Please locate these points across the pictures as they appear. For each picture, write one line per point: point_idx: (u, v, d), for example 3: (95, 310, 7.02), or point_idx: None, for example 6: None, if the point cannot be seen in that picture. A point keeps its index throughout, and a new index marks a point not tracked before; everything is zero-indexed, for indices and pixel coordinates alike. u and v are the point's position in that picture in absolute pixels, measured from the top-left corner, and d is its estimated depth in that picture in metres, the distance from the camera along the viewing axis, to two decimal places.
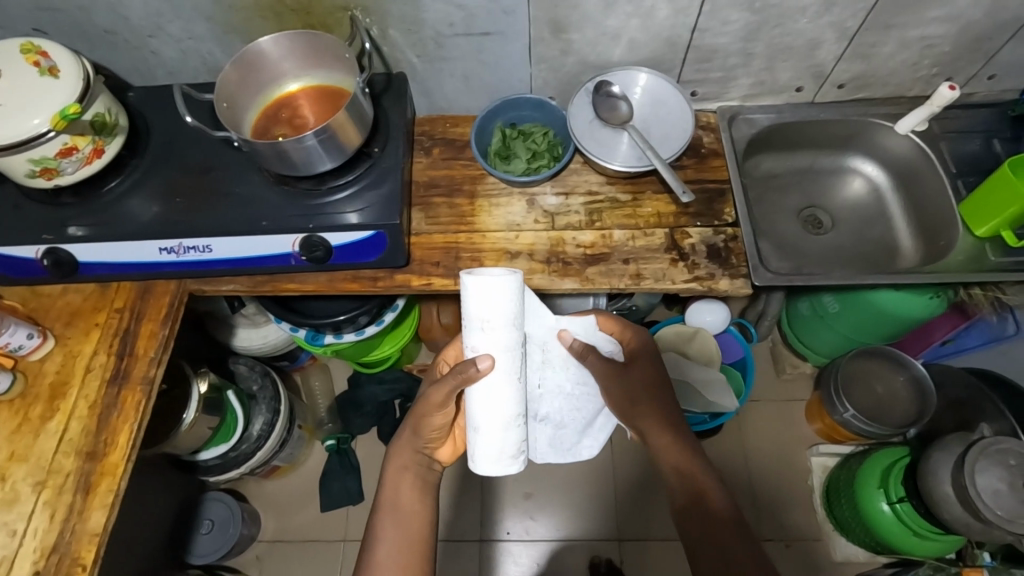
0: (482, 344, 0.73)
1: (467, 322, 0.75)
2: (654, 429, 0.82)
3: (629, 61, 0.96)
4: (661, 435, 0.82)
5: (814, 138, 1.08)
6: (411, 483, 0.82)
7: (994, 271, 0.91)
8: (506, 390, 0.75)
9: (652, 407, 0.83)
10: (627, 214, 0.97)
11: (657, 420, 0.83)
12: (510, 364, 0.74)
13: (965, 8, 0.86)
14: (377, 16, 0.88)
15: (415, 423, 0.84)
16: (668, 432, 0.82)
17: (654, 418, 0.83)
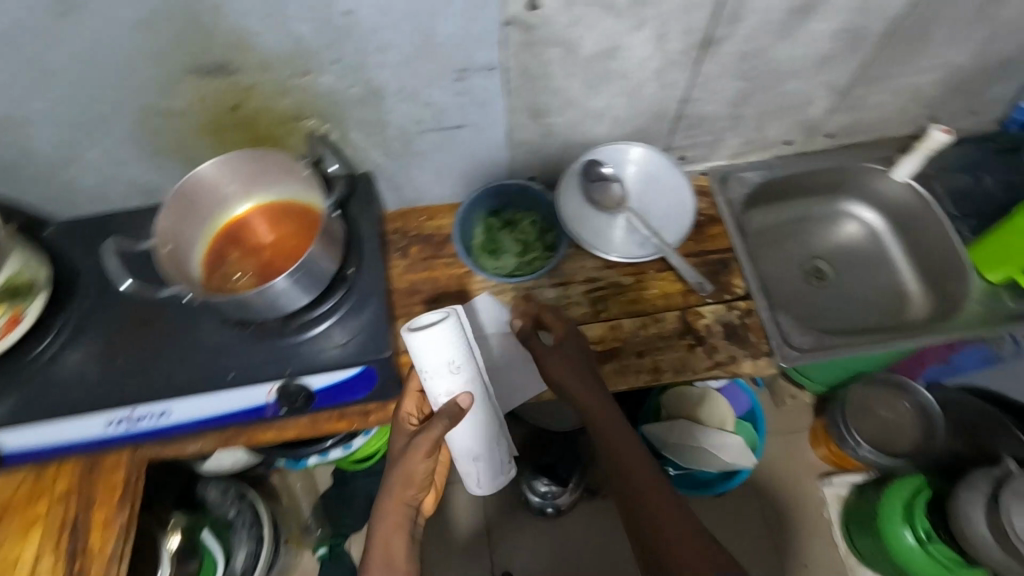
0: (453, 383, 0.67)
1: (427, 372, 0.66)
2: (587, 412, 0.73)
3: (615, 136, 0.88)
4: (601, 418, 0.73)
5: (806, 187, 1.03)
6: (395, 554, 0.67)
7: (1013, 320, 0.88)
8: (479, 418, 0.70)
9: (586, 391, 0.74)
10: (632, 299, 0.89)
11: (599, 400, 0.74)
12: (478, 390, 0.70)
13: (955, 55, 0.83)
14: (335, 122, 0.76)
15: (404, 477, 0.67)
16: (611, 417, 0.73)
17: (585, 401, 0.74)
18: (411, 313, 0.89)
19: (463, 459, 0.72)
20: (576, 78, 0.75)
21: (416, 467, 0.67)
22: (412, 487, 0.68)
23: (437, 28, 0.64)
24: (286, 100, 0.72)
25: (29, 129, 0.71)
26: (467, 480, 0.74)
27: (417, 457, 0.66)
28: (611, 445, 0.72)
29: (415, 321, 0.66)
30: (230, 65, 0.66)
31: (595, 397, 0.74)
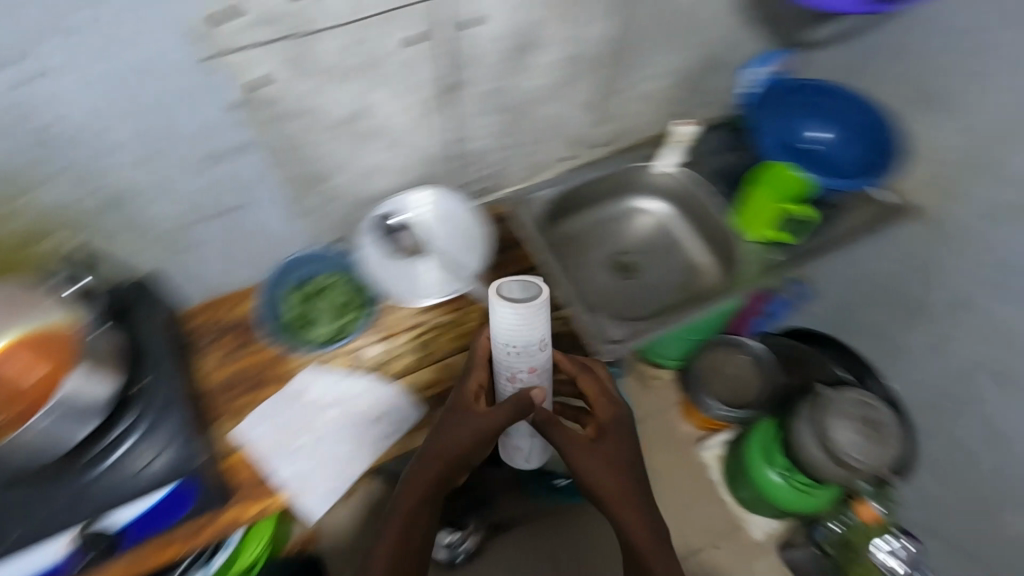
0: (534, 360, 0.72)
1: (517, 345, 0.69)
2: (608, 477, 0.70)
3: (401, 184, 0.91)
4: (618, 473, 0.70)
5: (595, 194, 1.13)
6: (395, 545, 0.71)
7: (780, 269, 1.02)
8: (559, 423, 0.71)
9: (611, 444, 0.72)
10: (456, 336, 0.90)
11: (618, 444, 0.72)
12: (540, 378, 0.74)
13: (670, 62, 0.96)
14: (87, 231, 0.71)
15: (435, 452, 0.70)
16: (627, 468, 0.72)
17: (599, 460, 0.70)
18: (231, 410, 0.83)
19: (518, 437, 0.84)
20: (338, 141, 0.77)
21: (450, 453, 0.69)
22: (440, 460, 0.69)
23: None
24: (19, 221, 0.66)
25: None
26: (514, 453, 0.86)
27: (465, 436, 0.69)
28: (620, 501, 0.70)
29: (502, 288, 0.69)
30: None
31: (612, 447, 0.72)
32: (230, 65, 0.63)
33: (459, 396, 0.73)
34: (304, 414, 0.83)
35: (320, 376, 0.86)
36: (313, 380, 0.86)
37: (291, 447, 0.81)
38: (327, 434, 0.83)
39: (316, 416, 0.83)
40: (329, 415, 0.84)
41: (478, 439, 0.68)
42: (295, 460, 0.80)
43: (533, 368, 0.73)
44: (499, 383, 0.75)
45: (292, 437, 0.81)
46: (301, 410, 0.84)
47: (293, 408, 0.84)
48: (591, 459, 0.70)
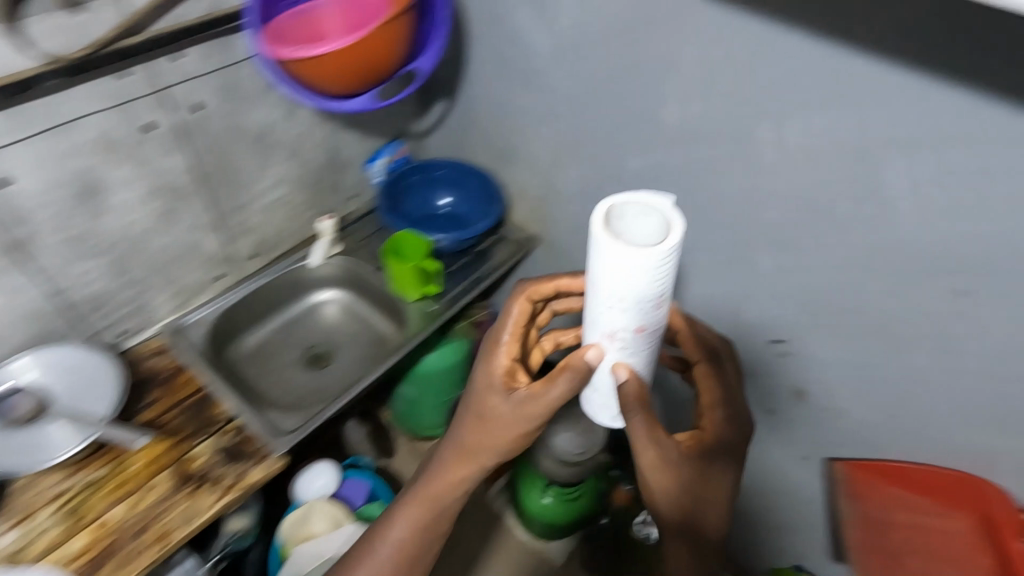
0: (639, 320, 0.52)
1: (595, 290, 0.52)
2: (669, 480, 0.63)
3: (9, 351, 0.86)
4: (681, 492, 0.64)
5: (269, 301, 1.19)
6: (424, 532, 0.67)
7: (440, 316, 1.15)
8: (648, 408, 0.58)
9: (693, 465, 0.64)
10: (113, 488, 0.85)
11: (716, 465, 0.66)
12: (639, 347, 0.56)
13: (283, 172, 1.09)
14: None
15: (452, 473, 0.66)
16: (696, 488, 0.65)
17: (673, 473, 0.63)
18: None
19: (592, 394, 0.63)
20: None
21: (485, 455, 0.64)
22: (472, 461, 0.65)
23: None
24: None
25: None
26: (598, 408, 0.64)
27: (501, 432, 0.62)
28: (671, 533, 0.68)
29: (617, 206, 0.50)
30: None
31: (685, 463, 0.64)
32: None
33: (490, 373, 0.63)
34: None
35: None
36: None
37: None
38: None
39: None
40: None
41: (514, 440, 0.63)
42: None
43: (640, 329, 0.54)
44: (586, 333, 0.58)
45: None
46: None
47: None
48: (661, 473, 0.63)
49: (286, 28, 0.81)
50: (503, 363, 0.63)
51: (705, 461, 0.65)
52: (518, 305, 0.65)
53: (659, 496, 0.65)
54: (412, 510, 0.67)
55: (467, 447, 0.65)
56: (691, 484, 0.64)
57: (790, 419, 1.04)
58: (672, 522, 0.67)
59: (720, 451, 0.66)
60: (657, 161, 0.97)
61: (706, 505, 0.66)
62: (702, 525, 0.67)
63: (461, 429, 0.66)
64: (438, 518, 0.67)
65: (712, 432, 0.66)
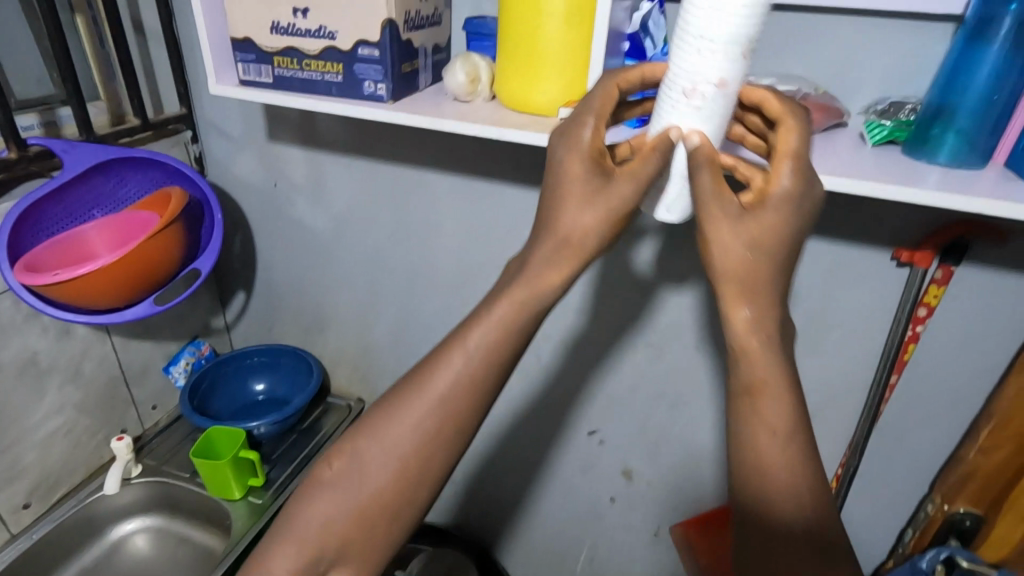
0: (728, 67, 0.47)
1: (684, 32, 0.47)
2: (737, 260, 0.48)
3: None
4: (747, 270, 0.48)
5: (54, 553, 1.01)
6: (447, 402, 0.50)
7: (268, 509, 1.07)
8: (717, 172, 0.49)
9: (773, 220, 0.47)
10: None
11: (782, 225, 0.48)
12: (720, 108, 0.49)
13: (61, 400, 1.00)
14: None
15: (519, 297, 0.51)
16: (754, 288, 0.48)
17: (737, 237, 0.48)
18: None
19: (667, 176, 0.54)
20: None
21: (591, 229, 0.51)
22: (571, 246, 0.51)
23: None
24: None
25: None
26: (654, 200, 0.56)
27: (579, 211, 0.50)
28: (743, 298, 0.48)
29: None
30: None
31: (760, 228, 0.48)
32: None
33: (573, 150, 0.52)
34: None
35: None
36: None
37: None
38: None
39: None
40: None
41: (598, 208, 0.50)
42: None
43: (724, 88, 0.48)
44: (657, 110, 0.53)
45: None
46: None
47: None
48: (730, 231, 0.48)
49: (43, 258, 0.84)
50: (589, 135, 0.52)
51: (784, 216, 0.48)
52: (603, 92, 0.53)
53: (725, 274, 0.48)
54: (448, 368, 0.50)
55: (544, 243, 0.51)
56: (763, 249, 0.48)
57: (631, 493, 1.16)
58: (747, 300, 0.48)
59: (793, 214, 0.48)
60: (445, 303, 1.10)
61: (740, 326, 0.49)
62: (752, 341, 0.49)
63: (547, 218, 0.52)
64: (473, 378, 0.51)
65: (804, 190, 0.48)
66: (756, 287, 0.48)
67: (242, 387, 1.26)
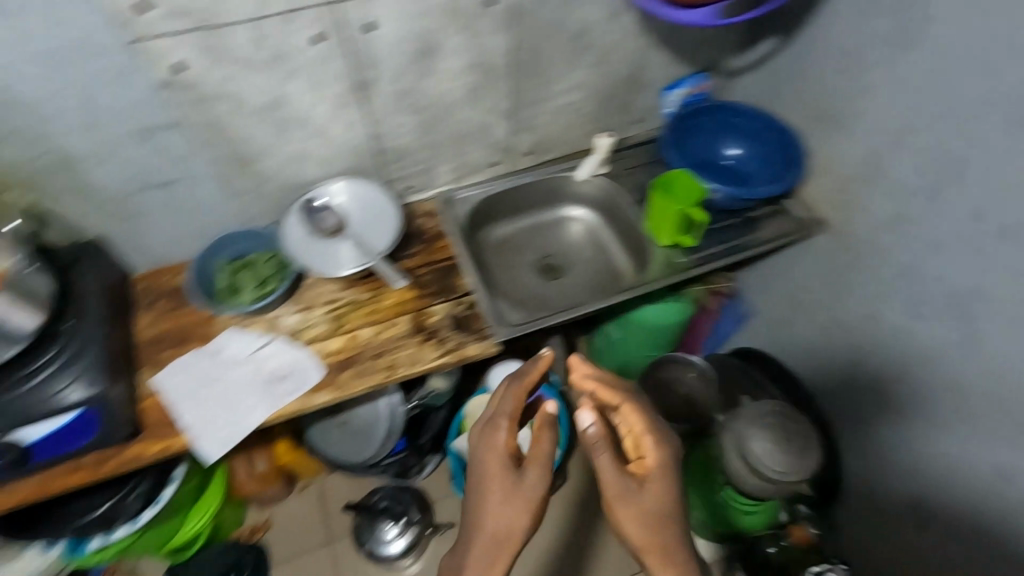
0: None
1: None
2: (645, 532, 0.63)
3: (329, 174, 1.01)
4: (662, 537, 0.63)
5: (528, 200, 1.22)
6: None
7: (686, 271, 1.08)
8: (611, 449, 0.66)
9: (660, 492, 0.65)
10: (369, 311, 0.99)
11: (659, 494, 0.65)
12: None
13: (586, 77, 1.07)
14: (42, 191, 0.84)
15: (509, 498, 0.64)
16: (675, 555, 0.63)
17: (643, 511, 0.64)
18: (157, 360, 0.93)
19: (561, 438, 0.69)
20: (261, 128, 0.89)
21: (516, 508, 0.64)
22: (518, 511, 0.64)
23: (97, 97, 0.76)
24: None
25: None
26: None
27: (494, 499, 0.64)
28: (653, 551, 0.63)
29: None
30: None
31: (655, 495, 0.65)
32: (146, 48, 0.73)
33: (492, 448, 0.68)
34: (213, 367, 0.92)
35: (236, 341, 0.95)
36: (231, 345, 0.94)
37: (206, 401, 0.90)
38: (234, 379, 0.92)
39: (228, 376, 0.92)
40: (243, 369, 0.93)
41: (514, 507, 0.64)
42: (204, 412, 0.89)
43: None
44: None
45: (217, 392, 0.90)
46: (221, 368, 0.92)
47: (214, 371, 0.92)
48: (648, 504, 0.64)
49: None
50: (503, 439, 0.68)
51: (670, 508, 0.65)
52: (511, 396, 0.71)
53: (621, 521, 0.64)
54: (520, 511, 0.64)
55: (472, 513, 0.65)
56: (657, 512, 0.64)
57: None
58: (660, 555, 0.63)
59: (672, 477, 0.66)
60: None
61: (634, 531, 0.64)
62: (654, 560, 0.63)
63: (474, 508, 0.65)
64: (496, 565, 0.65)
65: (670, 460, 0.68)
66: (667, 543, 0.63)
67: (717, 142, 1.17)
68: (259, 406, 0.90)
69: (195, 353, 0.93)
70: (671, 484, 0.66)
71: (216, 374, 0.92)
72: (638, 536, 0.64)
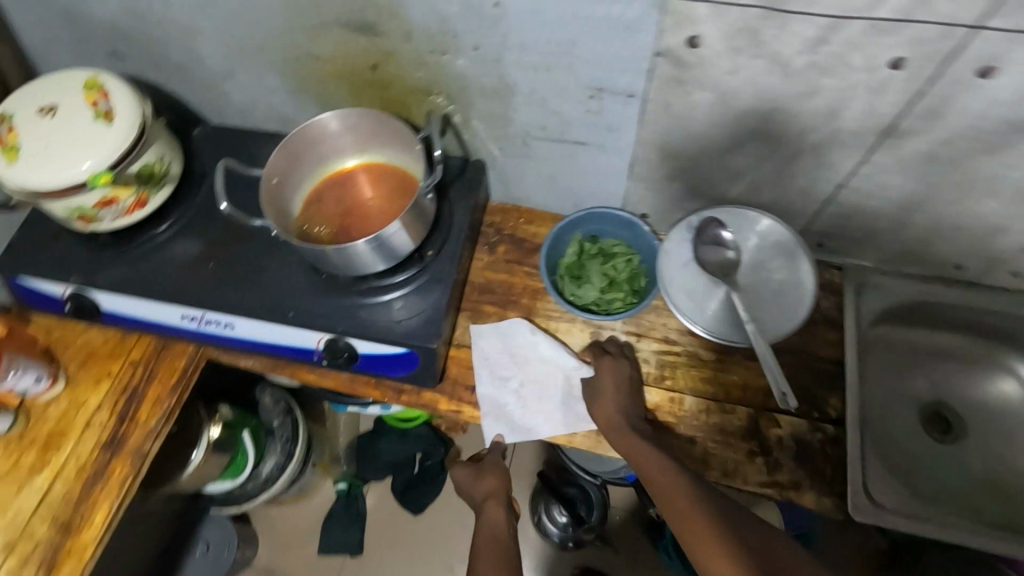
0: None
1: None
2: (604, 411, 0.76)
3: (747, 199, 0.78)
4: (626, 403, 0.76)
5: (968, 322, 0.85)
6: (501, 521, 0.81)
7: None
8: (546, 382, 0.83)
9: (610, 373, 0.78)
10: (705, 379, 0.81)
11: (611, 372, 0.78)
12: None
13: None
14: (463, 106, 0.75)
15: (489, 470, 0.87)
16: (626, 382, 0.77)
17: (618, 382, 0.77)
18: (478, 309, 0.87)
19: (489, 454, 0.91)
20: (721, 130, 0.68)
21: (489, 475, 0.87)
22: (496, 474, 0.87)
23: (583, 42, 0.61)
24: (421, 72, 0.72)
25: (207, 40, 0.78)
26: None
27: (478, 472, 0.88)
28: (612, 431, 0.74)
29: None
30: (378, 27, 0.67)
31: (609, 374, 0.78)
32: (677, 11, 0.55)
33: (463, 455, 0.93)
34: (514, 350, 0.84)
35: (557, 337, 0.84)
36: (539, 336, 0.84)
37: (503, 388, 0.82)
38: (540, 374, 0.82)
39: (526, 368, 0.83)
40: (554, 371, 0.82)
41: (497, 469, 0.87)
42: (497, 400, 0.81)
43: None
44: None
45: (514, 383, 0.82)
46: (522, 357, 0.83)
47: (515, 357, 0.83)
48: (590, 392, 0.78)
49: None
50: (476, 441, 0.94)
51: (621, 383, 0.77)
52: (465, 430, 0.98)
53: (594, 404, 0.77)
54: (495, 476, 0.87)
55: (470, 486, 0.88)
56: (603, 398, 0.76)
57: None
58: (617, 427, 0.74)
59: (620, 360, 0.79)
60: None
61: (603, 401, 0.76)
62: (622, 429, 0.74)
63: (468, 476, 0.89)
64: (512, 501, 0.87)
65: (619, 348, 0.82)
66: (616, 416, 0.75)
67: None
68: (551, 419, 0.80)
69: (502, 326, 0.85)
70: (587, 390, 0.79)
71: (516, 362, 0.83)
72: (602, 418, 0.76)
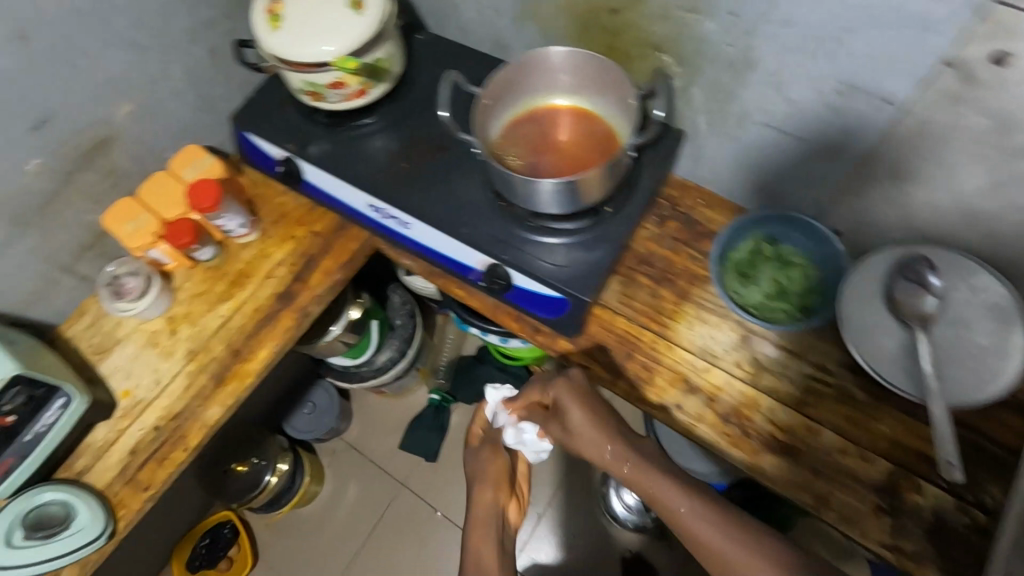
0: None
1: None
2: (596, 439, 0.75)
3: (971, 246, 0.70)
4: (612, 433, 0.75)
5: None
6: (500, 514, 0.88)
7: None
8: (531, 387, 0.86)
9: (569, 403, 0.77)
10: (853, 419, 0.75)
11: (578, 404, 0.77)
12: None
13: None
14: (690, 71, 0.73)
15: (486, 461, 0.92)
16: (598, 414, 0.77)
17: (588, 412, 0.77)
18: (632, 277, 0.87)
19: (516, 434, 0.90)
20: (977, 164, 0.60)
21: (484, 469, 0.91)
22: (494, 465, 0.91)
23: (860, 30, 0.56)
24: (662, 27, 0.70)
25: None
26: None
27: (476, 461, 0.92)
28: (608, 462, 0.74)
29: None
30: None
31: (579, 406, 0.77)
32: (993, 20, 0.49)
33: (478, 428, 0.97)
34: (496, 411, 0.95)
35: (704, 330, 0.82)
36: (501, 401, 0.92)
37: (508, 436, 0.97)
38: (678, 359, 0.81)
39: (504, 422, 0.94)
40: (692, 361, 0.81)
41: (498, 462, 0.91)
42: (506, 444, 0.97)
43: None
44: None
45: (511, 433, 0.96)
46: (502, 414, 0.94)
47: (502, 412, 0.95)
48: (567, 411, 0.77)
49: None
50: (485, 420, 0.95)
51: (591, 414, 0.76)
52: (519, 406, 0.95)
53: (580, 435, 0.76)
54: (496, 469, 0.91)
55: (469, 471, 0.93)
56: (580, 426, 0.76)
57: None
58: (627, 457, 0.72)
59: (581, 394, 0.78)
60: None
61: (587, 433, 0.76)
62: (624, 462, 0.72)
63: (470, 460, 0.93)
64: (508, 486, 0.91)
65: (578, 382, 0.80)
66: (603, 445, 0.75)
67: None
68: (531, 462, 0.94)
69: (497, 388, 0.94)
70: (567, 408, 0.78)
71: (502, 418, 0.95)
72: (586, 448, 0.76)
